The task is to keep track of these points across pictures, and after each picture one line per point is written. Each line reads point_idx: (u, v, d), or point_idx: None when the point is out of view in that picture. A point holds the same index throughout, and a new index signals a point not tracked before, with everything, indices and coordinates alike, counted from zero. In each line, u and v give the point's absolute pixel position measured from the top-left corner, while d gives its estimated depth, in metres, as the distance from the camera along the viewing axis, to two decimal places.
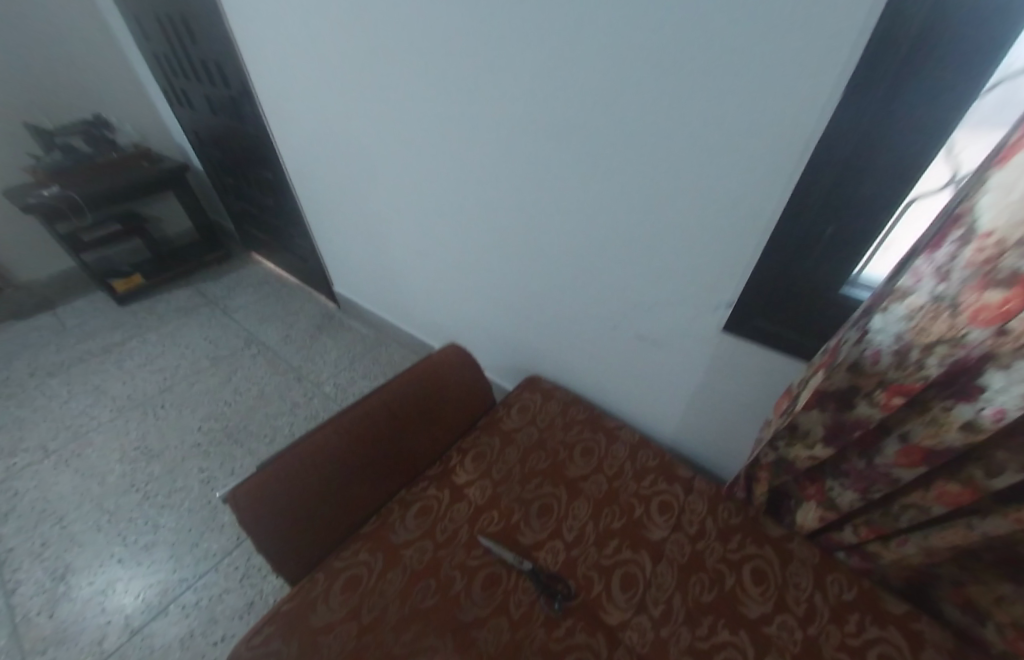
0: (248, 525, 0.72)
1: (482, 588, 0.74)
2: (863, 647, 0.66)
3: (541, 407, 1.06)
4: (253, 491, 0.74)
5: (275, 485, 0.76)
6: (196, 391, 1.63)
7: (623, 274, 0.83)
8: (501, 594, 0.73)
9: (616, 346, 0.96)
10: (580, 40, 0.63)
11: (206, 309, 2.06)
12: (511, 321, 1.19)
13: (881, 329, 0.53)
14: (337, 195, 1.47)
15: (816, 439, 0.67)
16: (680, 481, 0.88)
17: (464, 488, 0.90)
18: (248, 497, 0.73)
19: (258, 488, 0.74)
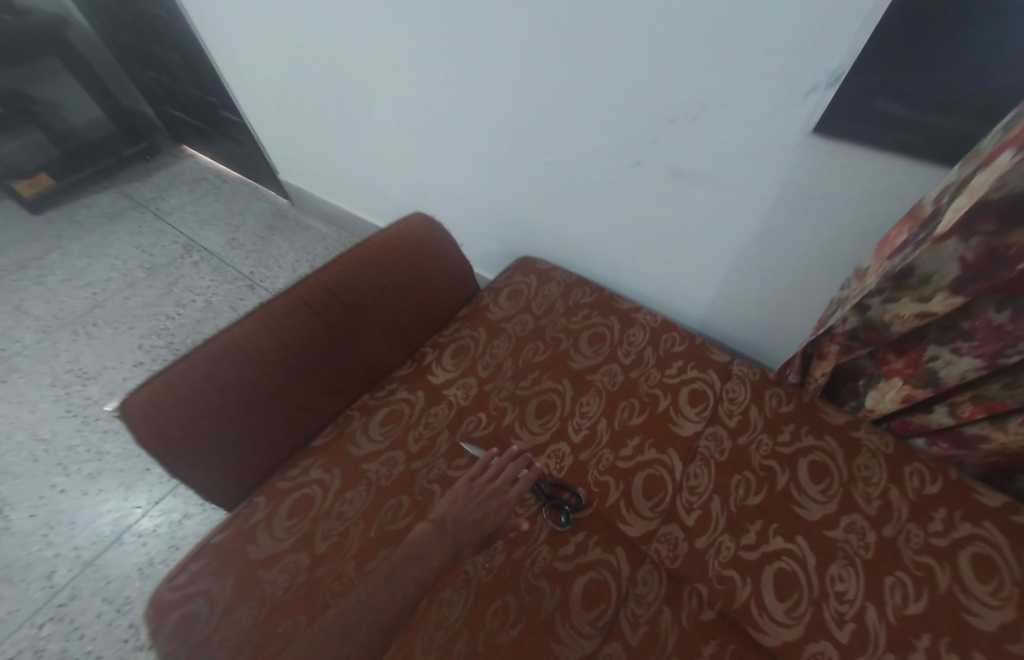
0: (152, 445, 0.53)
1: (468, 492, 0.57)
2: (952, 547, 0.52)
3: (537, 291, 0.84)
4: (154, 400, 0.53)
5: (184, 393, 0.55)
6: (132, 306, 1.39)
7: (648, 72, 0.54)
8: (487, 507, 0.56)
9: (632, 201, 0.70)
10: None
11: (135, 215, 1.73)
12: (493, 186, 0.91)
13: None
14: (250, 30, 1.08)
15: (932, 287, 0.45)
16: (715, 367, 0.70)
17: (442, 388, 0.72)
18: (144, 410, 0.53)
19: (159, 398, 0.54)
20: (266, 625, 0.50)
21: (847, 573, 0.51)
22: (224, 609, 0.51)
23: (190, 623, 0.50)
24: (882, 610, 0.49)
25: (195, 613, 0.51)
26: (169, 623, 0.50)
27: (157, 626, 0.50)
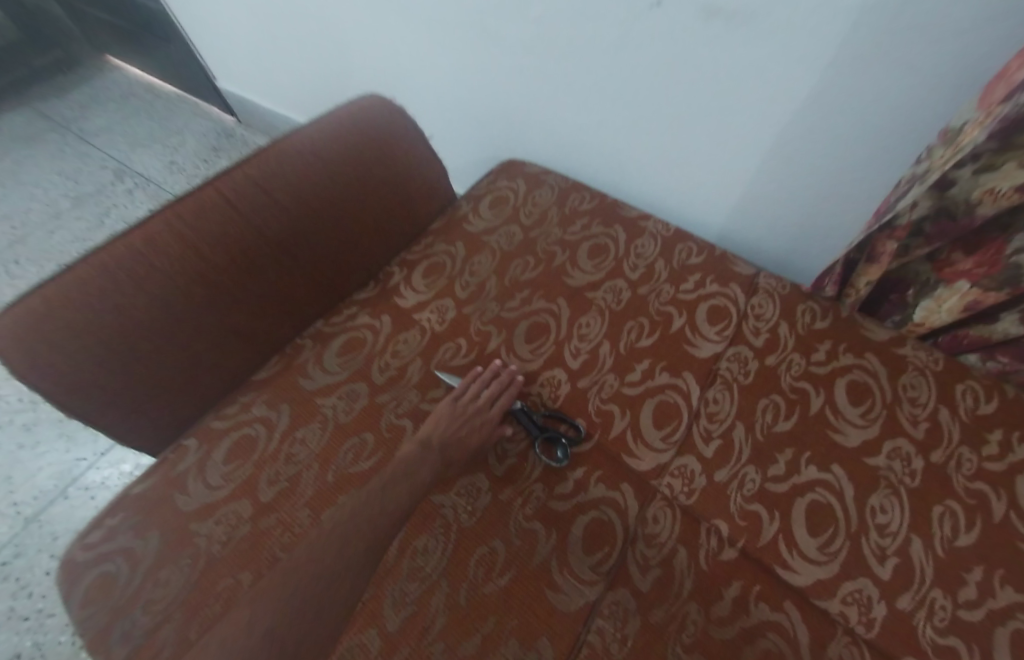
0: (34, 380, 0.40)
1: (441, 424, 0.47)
2: (1009, 472, 0.45)
3: (526, 198, 0.70)
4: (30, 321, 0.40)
5: (70, 314, 0.41)
6: (59, 240, 1.21)
7: None
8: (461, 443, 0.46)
9: (649, 64, 0.55)
10: None
11: (55, 136, 1.48)
12: (471, 70, 0.74)
13: None
14: None
15: None
16: (738, 280, 0.59)
17: (415, 312, 0.60)
18: (14, 335, 0.39)
19: (33, 319, 0.40)
20: (199, 585, 0.41)
21: (891, 504, 0.44)
22: (150, 567, 0.42)
23: (107, 586, 0.41)
24: (929, 543, 0.42)
25: (113, 574, 0.41)
26: (81, 586, 0.41)
27: (67, 591, 0.41)
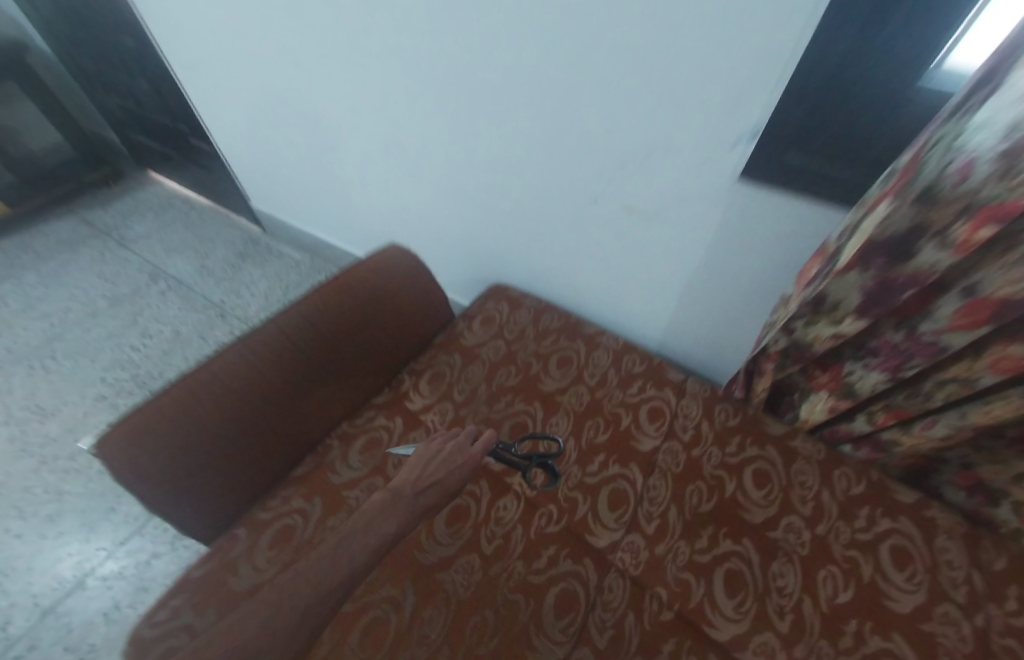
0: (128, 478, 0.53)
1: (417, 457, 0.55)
2: (874, 540, 0.59)
3: (508, 317, 0.89)
4: (134, 430, 0.53)
5: (161, 425, 0.55)
6: (94, 337, 1.34)
7: (604, 125, 0.61)
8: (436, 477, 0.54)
9: (597, 234, 0.77)
10: None
11: (96, 242, 1.68)
12: (467, 221, 0.97)
13: (996, 118, 0.34)
14: (224, 67, 1.10)
15: (846, 310, 0.53)
16: (672, 385, 0.77)
17: (420, 415, 0.75)
18: (123, 448, 0.52)
19: (137, 433, 0.53)
20: None
21: (787, 569, 0.57)
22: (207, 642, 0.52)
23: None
24: (816, 601, 0.55)
25: (177, 650, 0.51)
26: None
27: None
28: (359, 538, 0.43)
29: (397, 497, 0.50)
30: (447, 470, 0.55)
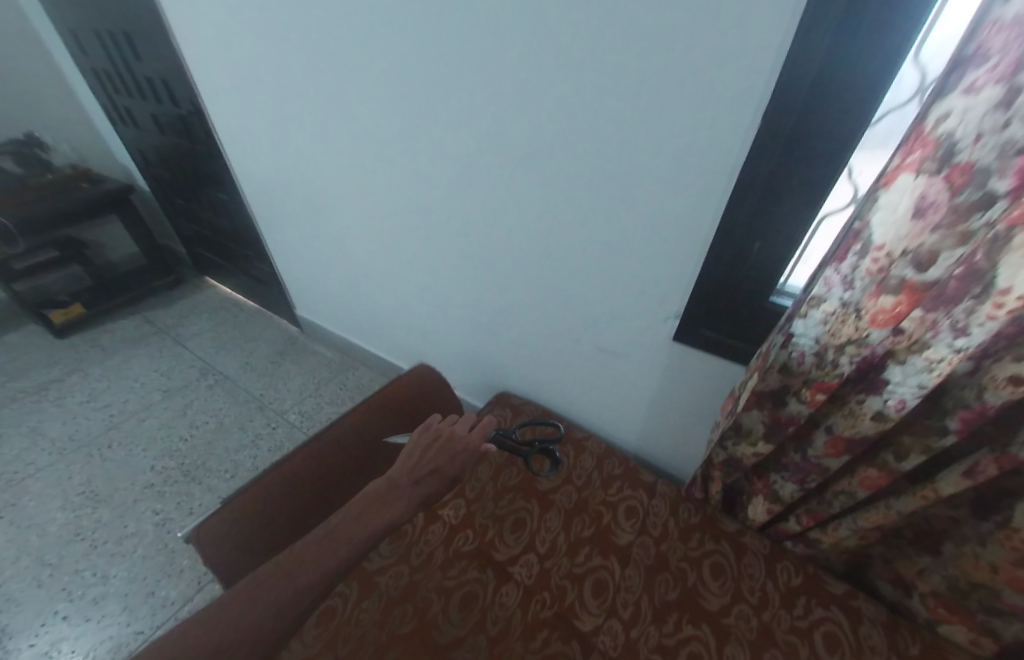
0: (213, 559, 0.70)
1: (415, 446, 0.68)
2: (810, 627, 0.72)
3: (511, 422, 1.10)
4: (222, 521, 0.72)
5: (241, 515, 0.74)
6: (148, 427, 1.54)
7: (582, 295, 0.88)
8: (433, 462, 0.66)
9: (580, 362, 1.01)
10: (543, 74, 0.66)
11: (155, 340, 1.95)
12: (479, 342, 1.22)
13: (802, 334, 0.60)
14: (296, 221, 1.44)
15: (757, 437, 0.73)
16: (644, 486, 0.94)
17: (439, 509, 0.91)
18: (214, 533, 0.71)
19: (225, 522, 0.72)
20: None
21: (739, 653, 0.70)
22: None
23: None
24: None
25: None
26: None
27: None
28: (362, 524, 0.57)
29: (396, 487, 0.62)
30: (443, 457, 0.67)
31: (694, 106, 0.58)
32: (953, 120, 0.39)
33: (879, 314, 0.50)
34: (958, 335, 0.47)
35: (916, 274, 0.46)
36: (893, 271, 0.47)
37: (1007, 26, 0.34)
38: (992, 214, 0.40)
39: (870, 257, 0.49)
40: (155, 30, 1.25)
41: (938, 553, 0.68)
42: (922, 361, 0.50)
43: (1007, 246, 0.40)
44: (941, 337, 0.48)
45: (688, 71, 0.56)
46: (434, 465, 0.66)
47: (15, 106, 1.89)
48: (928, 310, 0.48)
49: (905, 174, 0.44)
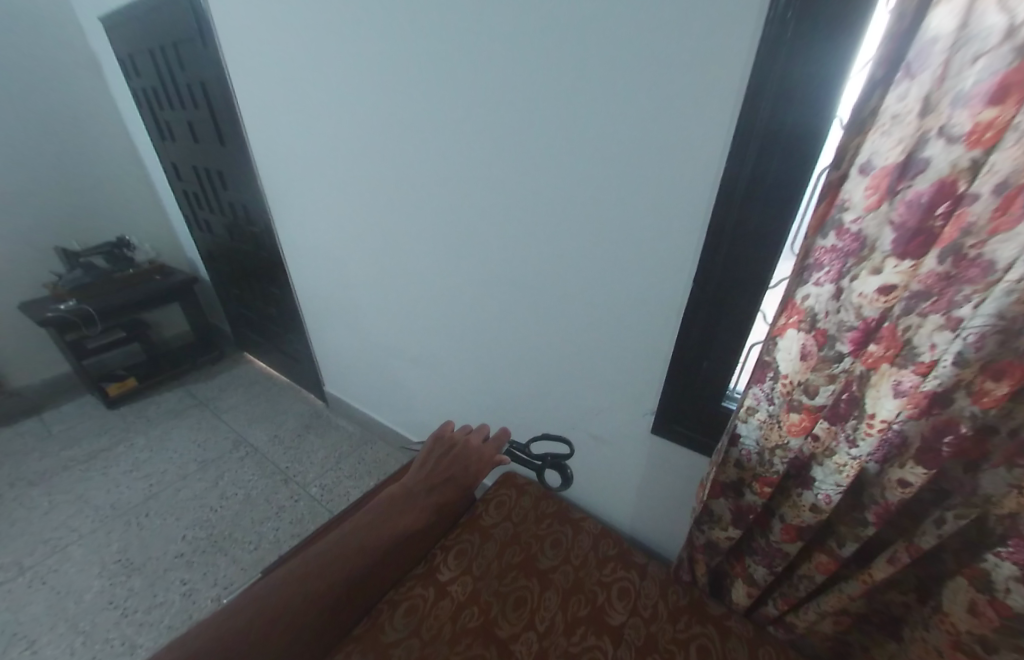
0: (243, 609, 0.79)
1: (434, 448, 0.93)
2: None
3: (517, 501, 1.21)
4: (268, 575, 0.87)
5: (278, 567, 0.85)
6: (183, 497, 1.67)
7: (576, 391, 1.06)
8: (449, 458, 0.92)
9: (577, 447, 1.15)
10: (542, 234, 0.91)
11: (196, 412, 2.15)
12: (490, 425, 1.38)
13: (745, 436, 0.75)
14: (336, 313, 1.70)
15: (726, 521, 0.84)
16: (636, 567, 1.03)
17: (448, 584, 1.00)
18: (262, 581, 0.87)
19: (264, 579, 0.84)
20: None
21: None
22: None
23: None
24: None
25: None
26: None
27: None
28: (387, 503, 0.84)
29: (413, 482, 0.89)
30: (459, 455, 0.92)
31: (649, 267, 0.80)
32: (812, 298, 0.57)
33: (790, 425, 0.66)
34: (851, 444, 0.62)
35: (810, 400, 0.62)
36: (795, 395, 0.64)
37: (826, 253, 0.54)
38: (845, 363, 0.57)
39: (779, 382, 0.66)
40: (245, 173, 1.61)
41: (899, 638, 0.75)
42: (833, 464, 0.65)
43: (865, 383, 0.59)
44: (841, 446, 0.63)
45: (641, 243, 0.79)
46: (451, 460, 0.92)
47: (114, 215, 2.31)
48: (828, 422, 0.64)
49: (790, 331, 0.61)
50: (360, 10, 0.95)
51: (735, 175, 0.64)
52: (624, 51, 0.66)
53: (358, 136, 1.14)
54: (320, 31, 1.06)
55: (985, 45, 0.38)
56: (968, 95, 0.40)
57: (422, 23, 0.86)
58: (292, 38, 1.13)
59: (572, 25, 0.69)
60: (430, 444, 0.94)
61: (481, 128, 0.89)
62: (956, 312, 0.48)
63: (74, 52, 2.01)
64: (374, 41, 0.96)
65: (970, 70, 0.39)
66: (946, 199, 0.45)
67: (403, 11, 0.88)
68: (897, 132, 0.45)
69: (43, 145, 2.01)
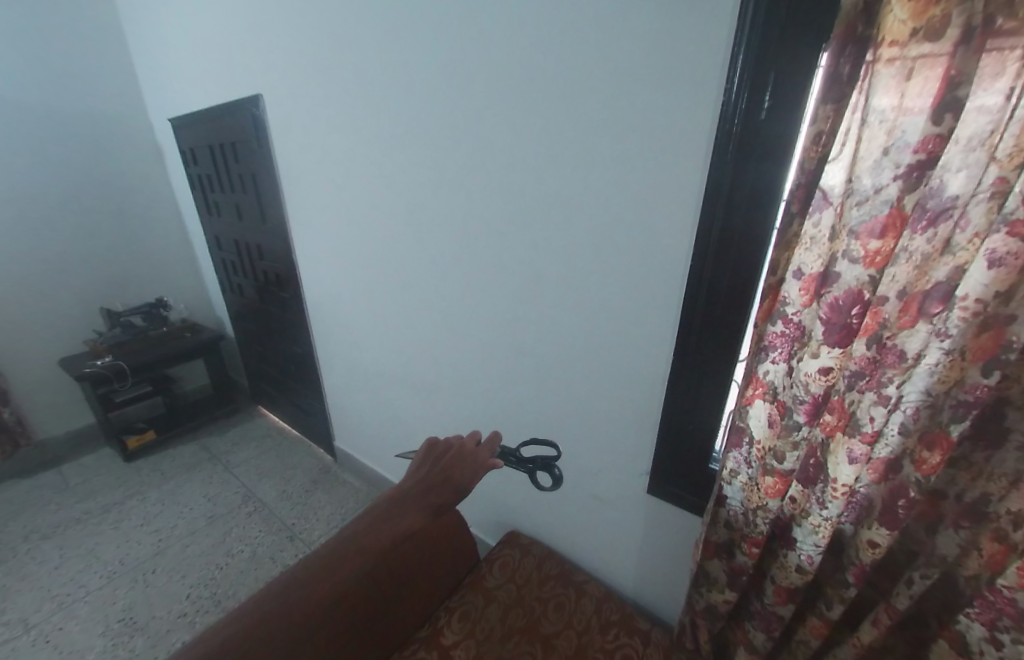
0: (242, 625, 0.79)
1: (426, 457, 0.85)
2: None
3: (521, 561, 1.24)
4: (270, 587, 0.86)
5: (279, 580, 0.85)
6: (190, 553, 1.69)
7: (575, 451, 1.13)
8: (443, 469, 0.83)
9: (579, 507, 1.20)
10: (544, 308, 1.04)
11: (208, 465, 2.21)
12: (496, 483, 1.43)
13: (731, 497, 0.81)
14: (352, 371, 1.81)
15: (722, 583, 0.87)
16: (638, 633, 1.04)
17: (451, 649, 1.01)
18: None
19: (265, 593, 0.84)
20: None
21: None
22: None
23: None
24: None
25: None
26: None
27: None
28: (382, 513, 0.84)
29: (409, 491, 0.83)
30: (454, 464, 0.82)
31: (636, 341, 0.91)
32: (771, 374, 0.68)
33: (765, 487, 0.73)
34: (821, 505, 0.68)
35: (780, 464, 0.70)
36: (768, 459, 0.72)
37: (777, 337, 0.65)
38: (804, 431, 0.67)
39: (754, 446, 0.75)
40: (281, 247, 1.82)
41: None
42: (809, 525, 0.71)
43: (826, 449, 0.67)
44: (813, 507, 0.70)
45: (628, 321, 0.91)
46: (445, 471, 0.83)
47: (156, 278, 2.53)
48: (801, 485, 0.72)
49: (757, 402, 0.71)
50: (395, 127, 1.16)
51: (701, 270, 0.77)
52: (605, 179, 0.83)
53: (386, 221, 1.32)
54: (360, 139, 1.28)
55: (863, 197, 0.53)
56: (860, 228, 0.54)
57: (444, 143, 1.07)
58: (336, 144, 1.35)
59: (565, 150, 0.87)
60: (422, 453, 0.86)
61: (492, 221, 1.05)
62: (886, 389, 0.58)
63: (144, 142, 2.35)
64: (405, 155, 1.17)
65: (857, 213, 0.53)
66: (859, 303, 0.57)
67: (431, 136, 1.09)
68: (815, 249, 0.58)
69: (104, 219, 2.28)
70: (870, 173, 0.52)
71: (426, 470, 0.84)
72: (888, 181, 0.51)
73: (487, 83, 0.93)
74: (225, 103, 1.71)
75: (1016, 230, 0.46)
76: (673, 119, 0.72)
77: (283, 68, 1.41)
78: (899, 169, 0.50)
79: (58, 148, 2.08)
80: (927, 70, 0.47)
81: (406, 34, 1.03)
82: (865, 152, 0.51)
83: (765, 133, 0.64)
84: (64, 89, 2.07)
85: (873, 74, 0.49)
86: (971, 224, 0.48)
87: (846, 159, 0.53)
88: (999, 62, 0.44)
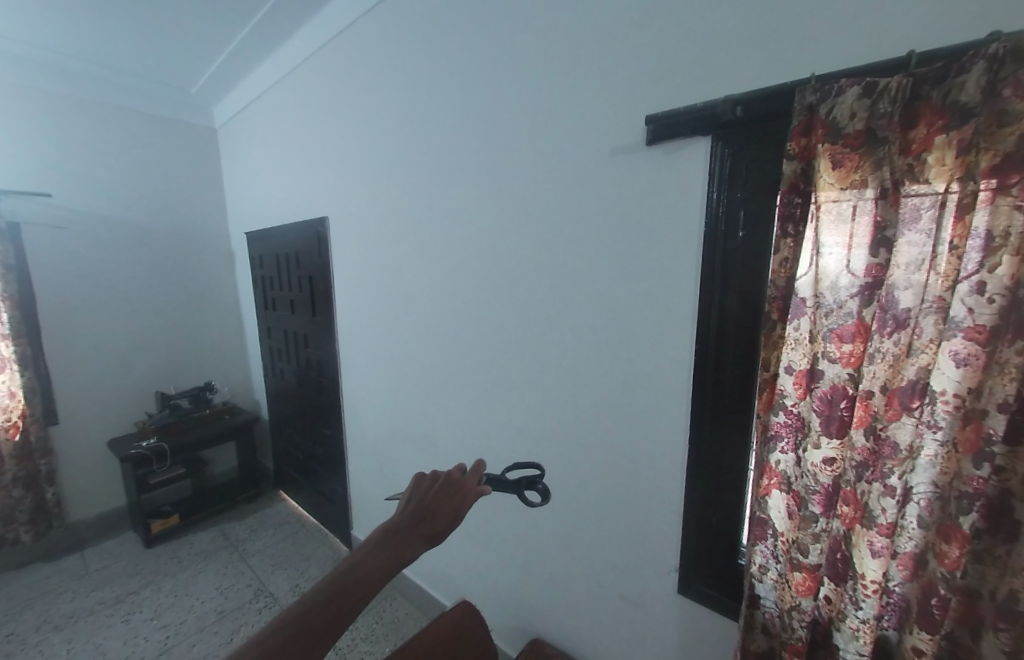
0: None
1: (413, 492, 0.72)
2: None
3: None
4: None
5: None
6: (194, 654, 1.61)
7: (598, 545, 1.11)
8: (432, 502, 0.70)
9: (606, 610, 1.13)
10: (562, 397, 1.12)
11: (225, 554, 2.18)
12: (516, 580, 1.37)
13: (764, 598, 0.78)
14: (377, 455, 1.85)
15: None
16: None
17: None
18: None
19: None
20: None
21: None
22: None
23: None
24: None
25: None
26: None
27: None
28: (361, 557, 0.62)
29: (393, 529, 0.65)
30: (439, 498, 0.70)
31: (650, 430, 0.97)
32: (782, 462, 0.73)
33: (795, 584, 0.72)
34: (856, 606, 0.67)
35: (805, 558, 0.70)
36: (793, 553, 0.72)
37: (782, 427, 0.71)
38: (822, 522, 0.69)
39: (778, 539, 0.75)
40: (326, 337, 2.01)
41: None
42: (848, 629, 0.68)
43: (848, 542, 0.67)
44: (849, 608, 0.68)
45: (642, 410, 0.97)
46: (432, 506, 0.69)
47: (206, 363, 2.76)
48: (832, 582, 0.70)
49: (773, 492, 0.74)
50: (432, 241, 1.38)
51: (704, 364, 0.86)
52: (613, 286, 0.97)
53: (421, 316, 1.49)
54: (401, 250, 1.50)
55: (831, 307, 0.64)
56: (833, 334, 0.64)
57: (474, 254, 1.26)
58: (382, 253, 1.58)
59: (579, 263, 1.02)
60: (409, 490, 0.73)
61: (517, 319, 1.19)
62: (889, 480, 0.62)
63: (220, 249, 2.76)
64: (441, 262, 1.37)
65: (830, 321, 0.64)
66: (846, 396, 0.64)
67: (464, 248, 1.28)
68: (800, 349, 0.67)
69: (174, 312, 2.60)
70: (833, 289, 0.63)
71: (411, 506, 0.69)
72: (849, 297, 0.62)
73: (511, 209, 1.14)
74: (294, 222, 2.06)
75: (969, 336, 0.55)
76: (665, 242, 0.88)
77: (344, 193, 1.71)
78: (853, 285, 0.62)
79: (151, 254, 2.49)
80: (860, 216, 0.61)
81: (446, 171, 1.29)
82: (825, 273, 0.64)
83: (740, 252, 0.79)
84: (166, 210, 2.54)
85: (819, 217, 0.63)
86: (925, 332, 0.58)
87: (810, 277, 0.65)
88: (914, 208, 0.57)
